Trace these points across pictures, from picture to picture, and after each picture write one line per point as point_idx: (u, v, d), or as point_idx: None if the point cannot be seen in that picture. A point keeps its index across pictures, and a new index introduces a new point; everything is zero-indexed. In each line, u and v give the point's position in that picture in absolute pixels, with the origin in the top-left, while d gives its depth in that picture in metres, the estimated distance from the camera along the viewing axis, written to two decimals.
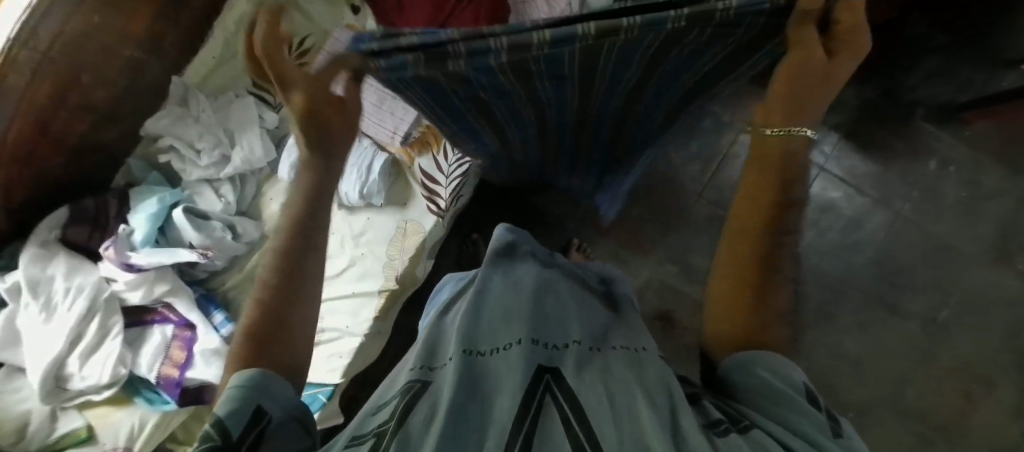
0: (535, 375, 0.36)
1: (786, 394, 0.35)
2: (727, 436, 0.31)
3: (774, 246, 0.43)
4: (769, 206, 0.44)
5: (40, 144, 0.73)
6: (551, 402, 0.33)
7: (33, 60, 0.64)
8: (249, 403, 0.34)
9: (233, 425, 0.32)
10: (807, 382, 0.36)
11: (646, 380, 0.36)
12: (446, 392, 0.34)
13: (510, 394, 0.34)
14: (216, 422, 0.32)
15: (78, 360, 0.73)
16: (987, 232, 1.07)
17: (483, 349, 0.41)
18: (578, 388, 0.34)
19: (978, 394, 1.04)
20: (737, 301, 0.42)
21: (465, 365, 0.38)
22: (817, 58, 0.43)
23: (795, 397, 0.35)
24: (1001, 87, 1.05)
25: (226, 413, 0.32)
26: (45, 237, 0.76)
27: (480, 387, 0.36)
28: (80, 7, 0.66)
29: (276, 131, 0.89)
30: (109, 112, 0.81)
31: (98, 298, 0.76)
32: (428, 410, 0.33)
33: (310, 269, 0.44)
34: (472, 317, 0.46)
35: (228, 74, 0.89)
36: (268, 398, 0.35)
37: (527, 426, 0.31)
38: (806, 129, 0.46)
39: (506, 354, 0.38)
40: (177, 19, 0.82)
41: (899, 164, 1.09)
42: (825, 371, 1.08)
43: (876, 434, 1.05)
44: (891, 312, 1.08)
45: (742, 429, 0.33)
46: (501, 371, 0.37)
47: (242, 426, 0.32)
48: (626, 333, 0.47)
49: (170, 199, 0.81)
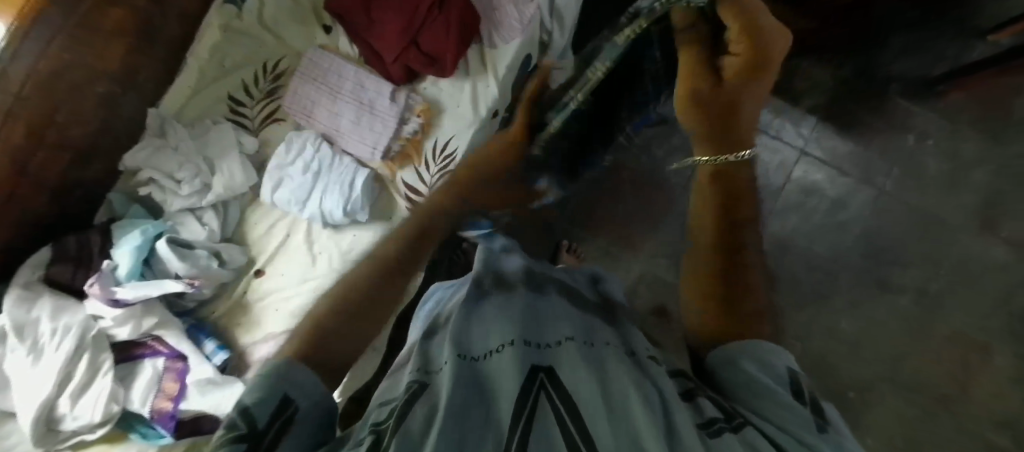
0: (529, 376, 0.35)
1: (773, 389, 0.35)
2: (721, 435, 0.30)
3: (737, 242, 0.44)
4: (716, 208, 0.45)
5: (19, 186, 0.72)
6: (546, 404, 0.33)
7: (7, 101, 0.64)
8: (274, 394, 0.36)
9: (259, 418, 0.33)
10: (790, 368, 0.37)
11: (640, 378, 0.36)
12: (443, 396, 0.33)
13: (506, 396, 0.33)
14: (244, 411, 0.34)
15: (69, 401, 0.73)
16: (971, 201, 1.08)
17: (477, 353, 0.40)
18: (572, 387, 0.34)
19: (976, 362, 1.05)
20: (711, 296, 0.43)
21: (459, 368, 0.37)
22: (708, 82, 0.47)
23: (780, 391, 0.35)
24: (972, 59, 1.06)
25: (252, 402, 0.35)
26: (28, 278, 0.76)
27: (478, 388, 0.35)
28: (50, 47, 0.66)
29: (256, 155, 0.89)
30: (87, 148, 0.80)
31: (86, 336, 0.75)
32: (424, 412, 0.32)
33: (375, 296, 0.53)
34: (465, 319, 0.45)
35: (205, 103, 0.90)
36: (287, 391, 0.36)
37: (524, 424, 0.30)
38: (736, 151, 0.47)
39: (500, 356, 0.38)
40: (148, 50, 0.83)
41: (878, 141, 1.10)
42: (824, 353, 1.08)
43: (877, 411, 1.06)
44: (884, 288, 1.09)
45: (736, 427, 0.32)
46: (497, 373, 0.36)
47: (266, 416, 0.34)
48: (617, 333, 0.47)
49: (153, 230, 0.81)
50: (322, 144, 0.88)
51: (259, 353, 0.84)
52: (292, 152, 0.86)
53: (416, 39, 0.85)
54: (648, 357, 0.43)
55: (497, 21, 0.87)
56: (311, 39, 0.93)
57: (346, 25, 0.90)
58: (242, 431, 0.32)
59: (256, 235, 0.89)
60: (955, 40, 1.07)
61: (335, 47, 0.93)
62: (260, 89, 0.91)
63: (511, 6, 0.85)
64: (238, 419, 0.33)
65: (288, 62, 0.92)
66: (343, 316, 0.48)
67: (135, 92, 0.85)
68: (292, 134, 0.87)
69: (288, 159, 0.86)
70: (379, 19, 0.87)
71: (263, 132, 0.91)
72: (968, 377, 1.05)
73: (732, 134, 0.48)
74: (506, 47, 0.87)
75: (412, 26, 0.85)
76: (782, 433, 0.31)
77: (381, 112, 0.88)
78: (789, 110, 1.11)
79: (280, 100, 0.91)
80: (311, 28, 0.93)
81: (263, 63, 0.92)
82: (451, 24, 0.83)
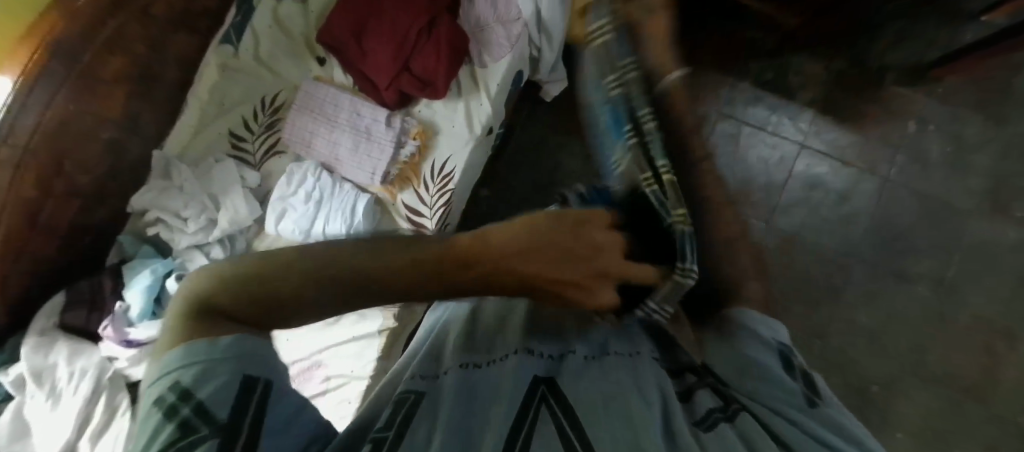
0: (530, 387, 0.35)
1: (762, 367, 0.39)
2: (716, 429, 0.33)
3: None
4: None
5: (31, 235, 0.75)
6: (547, 417, 0.32)
7: (15, 156, 0.67)
8: (229, 370, 0.27)
9: (224, 413, 0.26)
10: (783, 345, 0.42)
11: (642, 383, 0.36)
12: (445, 406, 0.33)
13: (507, 402, 0.33)
14: (195, 402, 0.26)
15: (89, 443, 0.74)
16: (979, 184, 1.06)
17: (481, 360, 0.40)
18: (574, 397, 0.34)
19: (1000, 348, 1.03)
20: None
21: (461, 378, 0.37)
22: None
23: (775, 371, 0.39)
24: (965, 41, 1.06)
25: (207, 389, 0.26)
26: (44, 326, 0.77)
27: (477, 396, 0.35)
28: (54, 99, 0.69)
29: (258, 189, 0.91)
30: (94, 194, 0.82)
31: (101, 379, 0.77)
32: (426, 422, 0.32)
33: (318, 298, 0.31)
34: (469, 325, 0.45)
35: (207, 140, 0.92)
36: (253, 362, 0.28)
37: (523, 436, 0.30)
38: None
39: (504, 366, 0.38)
40: (148, 93, 0.85)
41: (877, 130, 1.09)
42: (843, 348, 1.06)
43: (903, 404, 1.03)
44: (898, 278, 1.07)
45: (730, 416, 0.34)
46: (500, 383, 0.36)
47: (229, 408, 0.26)
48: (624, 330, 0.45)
49: (162, 269, 0.82)
50: (323, 173, 0.89)
51: None
52: (294, 183, 0.88)
53: (407, 65, 0.87)
54: (652, 356, 0.41)
55: (484, 41, 0.88)
56: (305, 71, 0.95)
57: (339, 55, 0.92)
58: (216, 435, 0.25)
59: None
60: (948, 22, 1.06)
61: (329, 78, 0.95)
62: (259, 124, 0.94)
63: (497, 25, 0.86)
64: (186, 406, 0.25)
65: (286, 96, 0.95)
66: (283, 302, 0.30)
67: (139, 135, 0.87)
68: (293, 166, 0.89)
69: (289, 189, 0.88)
70: (370, 48, 0.89)
71: (265, 165, 0.93)
72: (993, 363, 1.03)
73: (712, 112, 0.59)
74: (496, 64, 0.88)
75: (402, 53, 0.86)
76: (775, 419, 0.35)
77: (378, 137, 0.90)
78: (785, 105, 1.10)
79: (280, 133, 0.93)
80: (306, 62, 0.95)
81: (260, 100, 0.94)
82: (441, 48, 0.85)
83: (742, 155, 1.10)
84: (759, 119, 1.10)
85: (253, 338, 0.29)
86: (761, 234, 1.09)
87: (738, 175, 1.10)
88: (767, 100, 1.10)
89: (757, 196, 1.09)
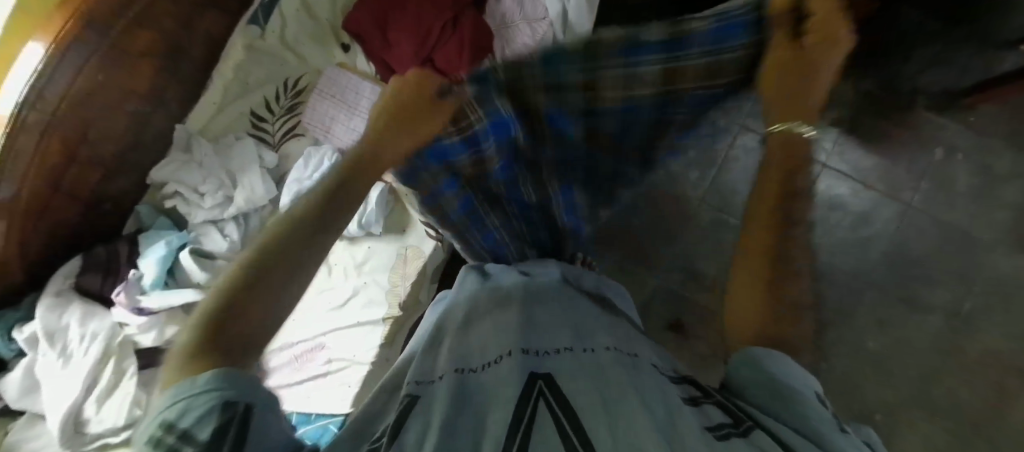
0: (528, 384, 0.35)
1: (789, 388, 0.36)
2: (729, 438, 0.30)
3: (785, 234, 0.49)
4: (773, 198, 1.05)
5: (53, 199, 0.77)
6: (545, 410, 0.32)
7: (41, 122, 0.68)
8: (209, 399, 0.29)
9: (203, 435, 0.27)
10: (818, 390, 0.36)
11: (640, 382, 0.35)
12: (441, 407, 0.33)
13: (502, 404, 0.33)
14: (178, 435, 0.27)
15: (95, 405, 0.76)
16: (1004, 218, 1.04)
17: (475, 365, 0.40)
18: (571, 394, 0.33)
19: (1011, 387, 1.01)
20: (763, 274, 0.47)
21: (455, 382, 0.37)
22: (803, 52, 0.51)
23: (803, 396, 0.35)
24: (1003, 70, 1.03)
25: (189, 422, 0.28)
26: (60, 286, 0.80)
27: (472, 401, 0.35)
28: (83, 69, 0.70)
29: (275, 169, 0.92)
30: (116, 163, 0.84)
31: (111, 343, 0.79)
32: (423, 425, 0.32)
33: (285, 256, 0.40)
34: (463, 333, 0.46)
35: (228, 118, 0.94)
36: (233, 390, 0.30)
37: (522, 431, 0.30)
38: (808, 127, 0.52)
39: (497, 367, 0.38)
40: (175, 68, 0.87)
41: (903, 155, 1.06)
42: (849, 373, 1.04)
43: (908, 436, 1.01)
44: (912, 307, 1.04)
45: (744, 431, 0.31)
46: (493, 385, 0.36)
47: (209, 430, 0.27)
48: (617, 335, 0.45)
49: (177, 241, 0.84)
50: (339, 159, 0.90)
51: (273, 362, 0.89)
52: (310, 167, 0.88)
53: (428, 61, 0.87)
54: (649, 363, 0.41)
55: (509, 38, 0.89)
56: (328, 56, 0.96)
57: (364, 44, 0.93)
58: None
59: None
60: (985, 49, 1.04)
61: (352, 66, 0.95)
62: (281, 106, 0.95)
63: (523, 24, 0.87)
64: (171, 438, 0.27)
65: (309, 79, 0.96)
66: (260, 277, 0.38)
67: (164, 109, 0.89)
68: (311, 150, 0.90)
69: (305, 173, 0.88)
70: (395, 39, 0.90)
71: (283, 147, 0.94)
72: (1004, 402, 1.00)
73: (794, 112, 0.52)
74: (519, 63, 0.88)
75: (424, 49, 0.87)
76: (798, 438, 0.31)
77: None
78: None
79: (300, 116, 0.94)
80: (329, 47, 0.96)
81: (283, 81, 0.95)
82: (464, 44, 0.86)
83: None
84: None
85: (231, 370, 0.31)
86: None
87: None
88: None
89: None
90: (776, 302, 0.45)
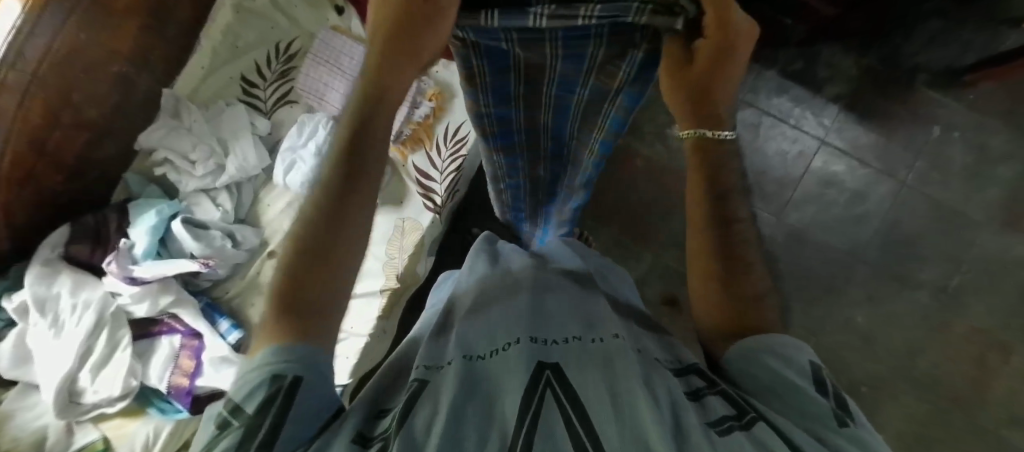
0: (535, 373, 0.34)
1: (790, 379, 0.35)
2: (731, 434, 0.30)
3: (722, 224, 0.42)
4: None
5: (38, 163, 0.74)
6: (551, 402, 0.31)
7: (23, 80, 0.65)
8: (261, 373, 0.30)
9: (250, 407, 0.29)
10: (830, 386, 0.35)
11: (650, 376, 0.34)
12: (447, 397, 0.32)
13: (511, 396, 0.32)
14: (234, 407, 0.29)
15: (89, 375, 0.76)
16: (996, 197, 1.05)
17: (483, 352, 0.38)
18: (578, 386, 0.32)
19: (990, 360, 1.04)
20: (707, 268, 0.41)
21: (463, 369, 0.36)
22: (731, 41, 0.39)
23: (803, 384, 0.34)
24: (1003, 48, 1.03)
25: (240, 393, 0.30)
26: (48, 255, 0.78)
27: (479, 391, 0.34)
28: (65, 27, 0.67)
29: (268, 137, 0.90)
30: (102, 129, 0.81)
31: (104, 313, 0.78)
32: (429, 416, 0.31)
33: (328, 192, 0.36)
34: (469, 319, 0.44)
35: (216, 84, 0.90)
36: (290, 360, 0.30)
37: (528, 427, 0.29)
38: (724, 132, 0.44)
39: (505, 356, 0.36)
40: (162, 30, 0.84)
41: (901, 133, 1.07)
42: (837, 347, 1.06)
43: (890, 407, 1.05)
44: (902, 283, 1.06)
45: (746, 424, 0.31)
46: (501, 376, 0.35)
47: (254, 401, 0.29)
48: (626, 327, 0.43)
49: (168, 210, 0.82)
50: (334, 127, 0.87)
51: None
52: (304, 134, 0.86)
53: None
54: (653, 356, 0.39)
55: None
56: (323, 20, 0.92)
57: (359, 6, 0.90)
58: (240, 431, 0.28)
59: (269, 216, 0.89)
60: (988, 27, 1.03)
61: (346, 29, 0.92)
62: (272, 71, 0.92)
63: None
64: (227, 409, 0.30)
65: (301, 43, 0.92)
66: (315, 235, 0.34)
67: (150, 73, 0.86)
68: (304, 117, 0.88)
69: (299, 140, 0.86)
70: None
71: (276, 114, 0.91)
72: (983, 375, 1.04)
73: (708, 112, 0.44)
74: None
75: None
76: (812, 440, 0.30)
77: None
78: (810, 98, 1.08)
79: (294, 82, 0.91)
80: (323, 10, 0.93)
81: (275, 45, 0.92)
82: None
83: (760, 145, 1.08)
84: (782, 110, 1.08)
85: (287, 348, 0.31)
86: (769, 228, 1.08)
87: (753, 166, 1.08)
88: (793, 92, 1.08)
89: (770, 188, 1.08)
90: (715, 274, 0.41)
